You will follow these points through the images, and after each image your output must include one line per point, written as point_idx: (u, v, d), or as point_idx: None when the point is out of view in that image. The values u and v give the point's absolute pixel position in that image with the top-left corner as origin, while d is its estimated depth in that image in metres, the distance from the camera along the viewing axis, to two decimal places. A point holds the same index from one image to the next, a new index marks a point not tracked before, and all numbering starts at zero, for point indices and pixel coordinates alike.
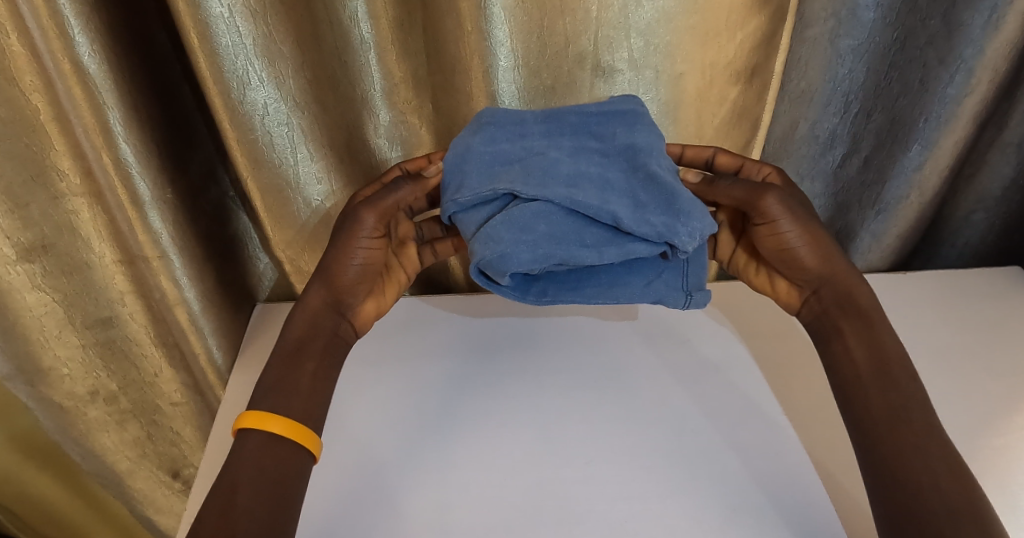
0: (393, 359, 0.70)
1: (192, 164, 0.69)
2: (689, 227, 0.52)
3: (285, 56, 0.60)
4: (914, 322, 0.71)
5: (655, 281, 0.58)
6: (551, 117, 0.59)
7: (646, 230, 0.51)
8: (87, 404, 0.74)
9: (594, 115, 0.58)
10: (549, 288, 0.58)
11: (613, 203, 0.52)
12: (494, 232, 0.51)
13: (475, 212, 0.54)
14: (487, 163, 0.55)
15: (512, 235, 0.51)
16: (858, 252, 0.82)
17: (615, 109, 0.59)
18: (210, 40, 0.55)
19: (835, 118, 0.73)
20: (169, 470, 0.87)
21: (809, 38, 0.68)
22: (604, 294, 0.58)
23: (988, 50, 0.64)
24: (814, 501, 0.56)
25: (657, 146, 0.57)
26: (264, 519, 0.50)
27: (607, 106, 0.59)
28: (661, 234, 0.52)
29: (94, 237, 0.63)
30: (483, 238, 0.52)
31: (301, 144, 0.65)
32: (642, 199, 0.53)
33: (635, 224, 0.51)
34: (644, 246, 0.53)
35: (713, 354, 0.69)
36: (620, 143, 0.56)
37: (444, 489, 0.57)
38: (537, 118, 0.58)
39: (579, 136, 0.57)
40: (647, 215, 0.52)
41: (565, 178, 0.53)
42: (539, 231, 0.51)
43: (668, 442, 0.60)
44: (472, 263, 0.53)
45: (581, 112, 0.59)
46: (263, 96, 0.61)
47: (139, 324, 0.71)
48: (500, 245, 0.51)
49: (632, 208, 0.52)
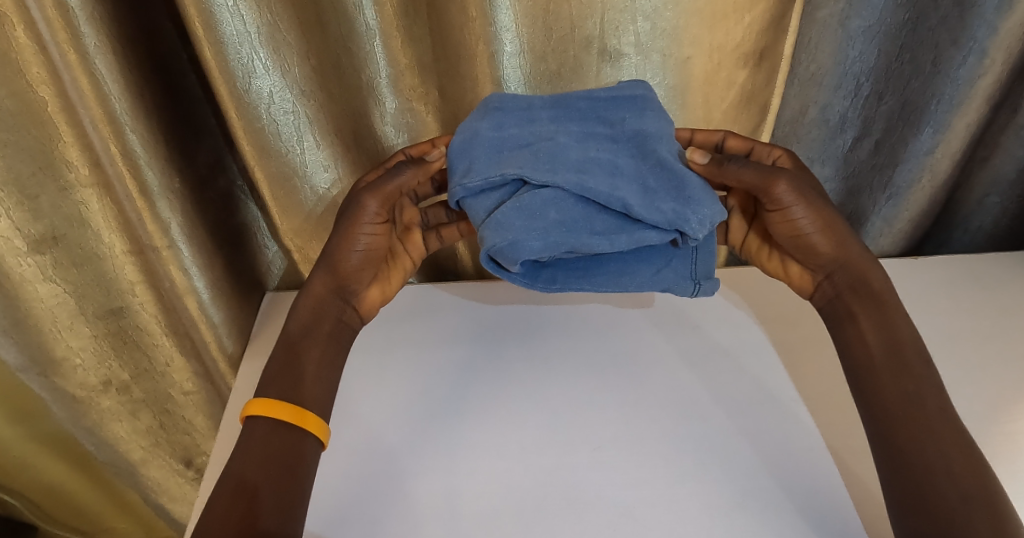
0: (389, 350, 0.70)
1: (198, 154, 0.69)
2: (699, 215, 0.51)
3: (289, 43, 0.59)
4: (925, 306, 0.71)
5: (664, 270, 0.58)
6: (558, 102, 0.58)
7: (657, 218, 0.51)
8: (100, 393, 0.75)
9: (603, 100, 0.58)
10: (558, 274, 0.58)
11: (622, 190, 0.52)
12: (503, 219, 0.51)
13: (483, 199, 0.54)
14: (495, 148, 0.54)
15: (521, 222, 0.51)
16: (869, 237, 0.82)
17: (624, 93, 0.58)
18: (214, 29, 0.55)
19: (846, 102, 0.72)
20: (183, 459, 0.88)
21: (818, 20, 0.66)
22: (614, 282, 0.58)
23: (1001, 31, 0.63)
24: (824, 482, 0.56)
25: (667, 130, 0.56)
26: (291, 489, 0.51)
27: (616, 90, 0.59)
28: (671, 222, 0.51)
29: (103, 228, 0.62)
30: (493, 224, 0.52)
31: (307, 133, 0.65)
32: (652, 186, 0.53)
33: (646, 211, 0.51)
34: (655, 233, 0.53)
35: (723, 340, 0.69)
36: (629, 129, 0.56)
37: (454, 474, 0.58)
38: (544, 103, 0.58)
39: (587, 121, 0.56)
40: (658, 202, 0.52)
41: (575, 164, 0.52)
42: (548, 218, 0.51)
43: (677, 427, 0.60)
44: (482, 250, 0.53)
45: (589, 98, 0.58)
46: (267, 84, 0.60)
47: (149, 314, 0.70)
48: (508, 233, 0.51)
49: (641, 194, 0.52)
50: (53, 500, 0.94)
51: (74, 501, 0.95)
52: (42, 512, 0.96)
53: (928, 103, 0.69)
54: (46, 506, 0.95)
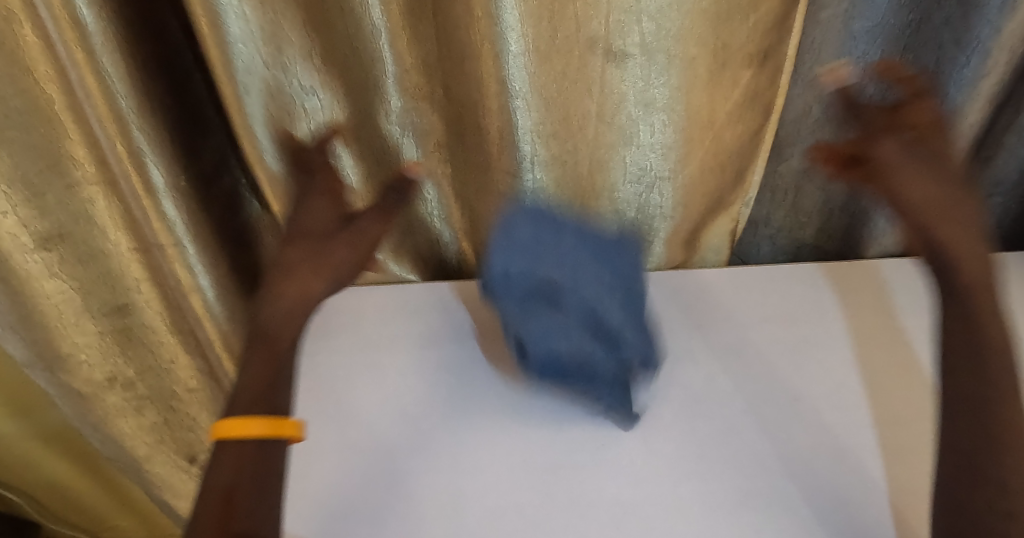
0: (388, 350, 0.70)
1: (204, 153, 0.69)
2: (648, 356, 0.64)
3: (292, 42, 0.62)
4: (923, 307, 0.72)
5: (624, 350, 0.63)
6: (560, 228, 0.63)
7: (628, 351, 0.63)
8: (105, 389, 0.76)
9: (602, 243, 0.66)
10: (543, 370, 0.64)
11: (608, 317, 0.63)
12: (508, 258, 0.61)
13: (499, 241, 0.62)
14: (510, 219, 0.61)
15: (542, 338, 0.62)
16: (870, 236, 0.82)
17: (615, 237, 0.67)
18: (219, 26, 0.59)
19: (849, 102, 0.72)
20: (186, 455, 0.88)
21: (822, 20, 0.66)
22: (583, 366, 0.62)
23: (1004, 31, 0.63)
24: (827, 481, 0.56)
25: (639, 271, 0.68)
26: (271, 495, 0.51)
27: (609, 233, 0.68)
28: (637, 353, 0.63)
29: (109, 227, 0.63)
30: (500, 252, 0.62)
31: (306, 131, 0.68)
32: (628, 316, 0.65)
33: (623, 341, 0.63)
34: (636, 359, 0.63)
35: (727, 337, 0.70)
36: (619, 261, 0.66)
37: (459, 471, 0.58)
38: (567, 225, 0.63)
39: (589, 259, 0.64)
40: (629, 335, 0.63)
41: (582, 293, 0.64)
42: (562, 333, 0.62)
43: (682, 424, 0.62)
44: (489, 273, 0.63)
45: (584, 226, 0.69)
46: (296, 82, 0.65)
47: (154, 310, 0.72)
48: (534, 339, 0.62)
49: (620, 326, 0.63)
50: (55, 495, 0.94)
51: (77, 496, 0.96)
52: (44, 507, 0.96)
53: None
54: (48, 501, 0.95)
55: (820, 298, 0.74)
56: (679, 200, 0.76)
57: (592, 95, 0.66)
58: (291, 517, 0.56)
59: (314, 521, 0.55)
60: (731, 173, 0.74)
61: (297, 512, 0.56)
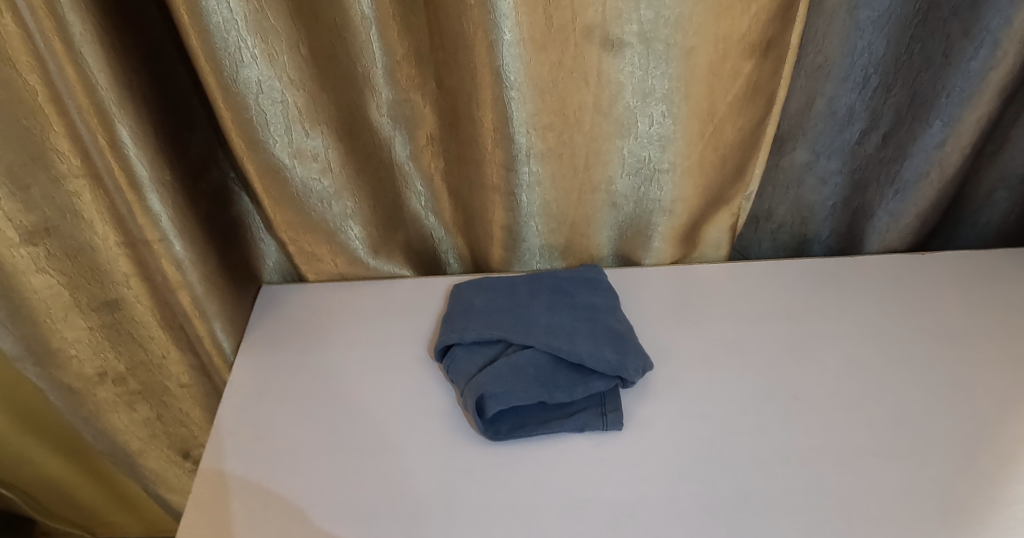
0: (378, 347, 0.69)
1: (191, 146, 0.67)
2: (637, 365, 0.62)
3: (278, 32, 0.57)
4: (926, 304, 0.71)
5: (597, 383, 0.61)
6: (532, 279, 0.72)
7: (603, 364, 0.61)
8: (96, 384, 0.75)
9: (565, 280, 0.71)
10: (503, 426, 0.60)
11: (580, 344, 0.63)
12: (470, 301, 0.69)
13: (467, 350, 0.64)
14: (481, 281, 0.72)
15: (509, 380, 0.60)
16: (875, 233, 0.80)
17: (581, 276, 0.72)
18: (200, 15, 0.53)
19: (854, 94, 0.71)
20: (180, 450, 0.87)
21: (827, 10, 0.65)
22: (560, 396, 0.60)
23: (1015, 22, 0.60)
24: (824, 484, 0.55)
25: (613, 303, 0.69)
26: None
27: (575, 272, 0.73)
28: (614, 368, 0.61)
29: (95, 219, 0.62)
30: (459, 333, 0.65)
31: (296, 124, 0.64)
32: (601, 340, 0.64)
33: (595, 361, 0.61)
34: (602, 381, 0.61)
35: (725, 335, 0.69)
36: (584, 302, 0.68)
37: (453, 471, 0.57)
38: (522, 280, 0.71)
39: (555, 297, 0.69)
40: (604, 353, 0.62)
41: (544, 329, 0.64)
42: (528, 375, 0.60)
43: (680, 427, 0.60)
44: (444, 348, 0.65)
45: (556, 276, 0.72)
46: (255, 74, 0.59)
47: (144, 305, 0.70)
48: (500, 384, 0.59)
49: (593, 347, 0.63)
50: (49, 491, 0.94)
51: (71, 492, 0.95)
52: (36, 503, 0.95)
53: (938, 96, 0.67)
54: (41, 496, 0.94)
55: (817, 294, 0.73)
56: (678, 194, 0.74)
57: (588, 87, 0.65)
58: (280, 517, 0.55)
59: (302, 523, 0.54)
60: (730, 165, 0.73)
61: (284, 512, 0.55)
